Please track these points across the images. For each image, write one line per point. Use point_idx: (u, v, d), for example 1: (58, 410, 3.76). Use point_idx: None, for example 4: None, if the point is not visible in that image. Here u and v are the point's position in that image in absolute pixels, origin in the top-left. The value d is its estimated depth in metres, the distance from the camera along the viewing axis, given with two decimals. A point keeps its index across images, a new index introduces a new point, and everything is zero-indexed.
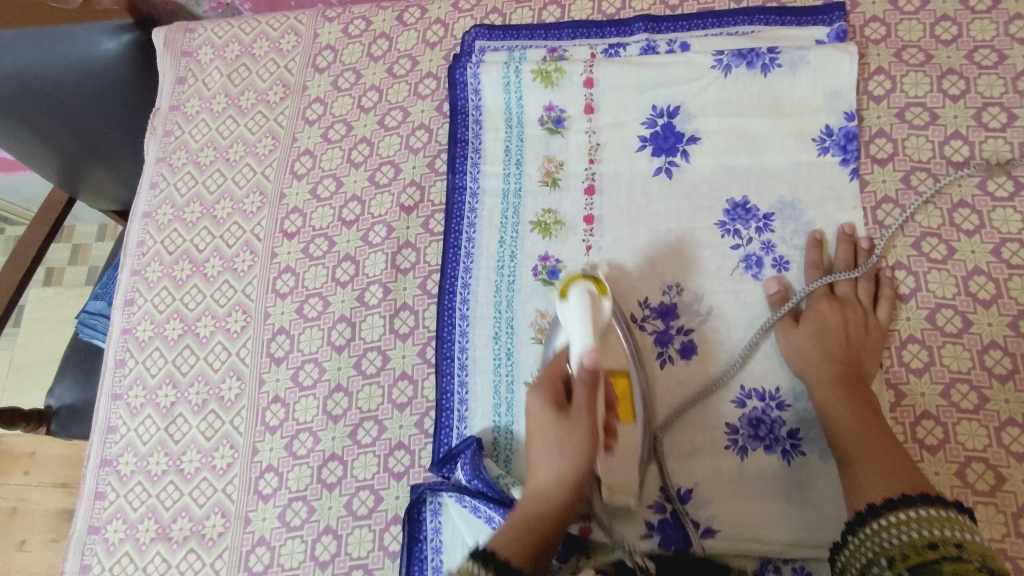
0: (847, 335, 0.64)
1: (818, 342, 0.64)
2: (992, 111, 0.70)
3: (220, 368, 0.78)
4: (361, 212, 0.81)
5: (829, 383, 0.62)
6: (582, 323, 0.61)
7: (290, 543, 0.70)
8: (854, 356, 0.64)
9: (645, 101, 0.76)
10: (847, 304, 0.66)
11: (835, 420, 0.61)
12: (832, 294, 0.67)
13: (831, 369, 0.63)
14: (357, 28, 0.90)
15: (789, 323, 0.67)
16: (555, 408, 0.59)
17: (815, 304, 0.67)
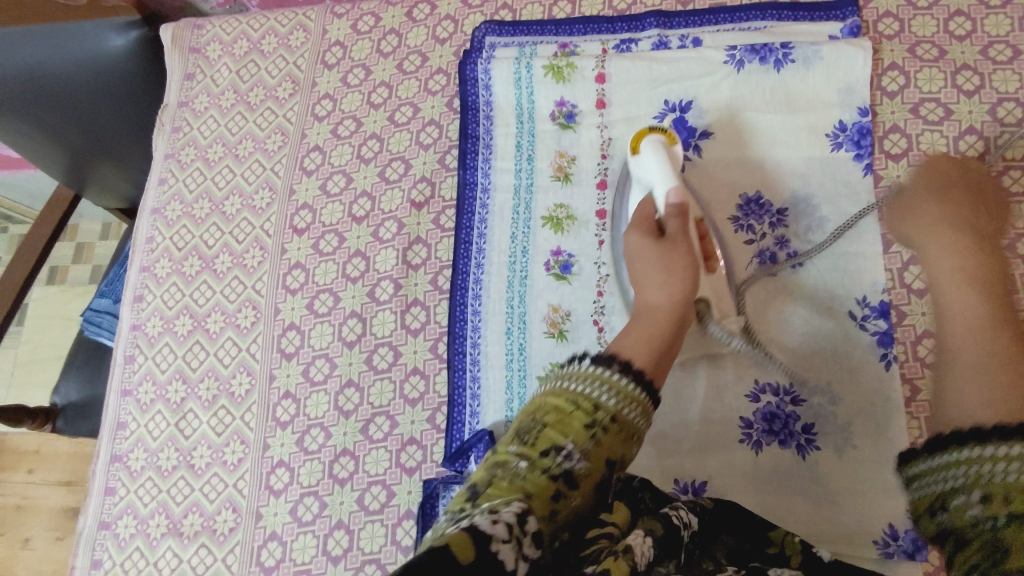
0: (974, 203, 0.57)
1: (934, 214, 0.57)
2: (1006, 106, 0.70)
3: (230, 364, 0.78)
4: (371, 208, 0.80)
5: (931, 228, 0.56)
6: (660, 166, 0.65)
7: (301, 538, 0.70)
8: (978, 223, 0.56)
9: (657, 96, 0.76)
10: (949, 180, 0.59)
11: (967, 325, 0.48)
12: (938, 171, 0.61)
13: (943, 231, 0.55)
14: (366, 25, 0.89)
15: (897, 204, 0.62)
16: (652, 237, 0.61)
17: (916, 183, 0.61)
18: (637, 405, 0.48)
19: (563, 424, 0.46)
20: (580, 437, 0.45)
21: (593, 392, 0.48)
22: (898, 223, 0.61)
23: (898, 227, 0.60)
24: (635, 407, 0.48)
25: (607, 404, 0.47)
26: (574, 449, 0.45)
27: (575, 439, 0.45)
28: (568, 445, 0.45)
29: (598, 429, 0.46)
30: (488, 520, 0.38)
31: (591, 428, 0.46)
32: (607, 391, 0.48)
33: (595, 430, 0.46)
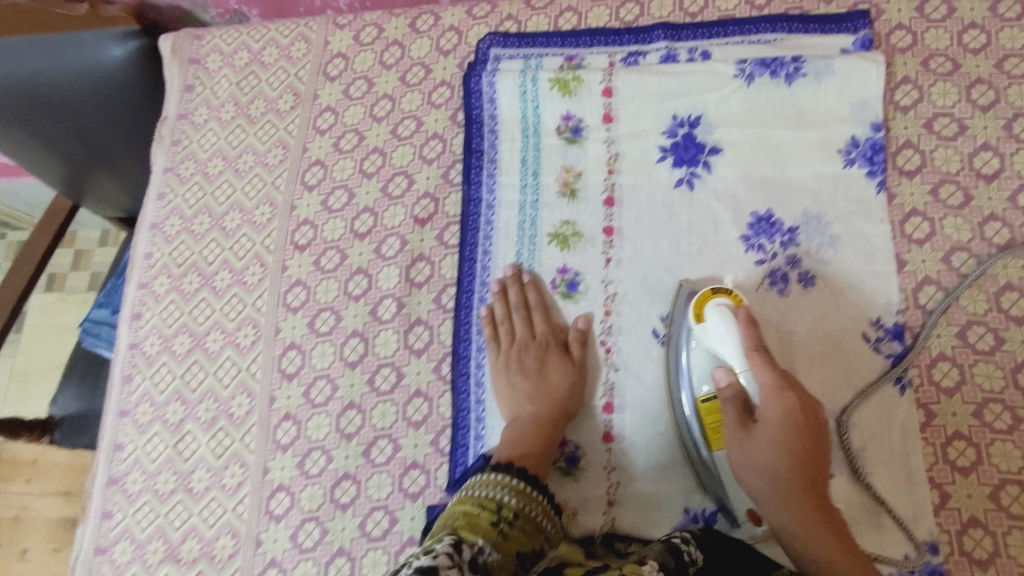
0: (804, 445, 0.54)
1: (771, 461, 0.54)
2: (1022, 122, 0.69)
3: (230, 384, 0.77)
4: (373, 224, 0.79)
5: (780, 497, 0.54)
6: (732, 335, 0.58)
7: (302, 565, 0.68)
8: (813, 497, 0.54)
9: (665, 110, 0.74)
10: (801, 426, 0.54)
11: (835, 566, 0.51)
12: (785, 414, 0.54)
13: (804, 524, 0.53)
14: (369, 36, 0.88)
15: (739, 438, 0.56)
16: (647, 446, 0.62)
17: (765, 424, 0.55)
18: (533, 497, 0.57)
19: (473, 525, 0.51)
20: (490, 529, 0.51)
21: (496, 494, 0.56)
22: (739, 461, 0.56)
23: (739, 473, 0.57)
24: (532, 499, 0.57)
25: (510, 503, 0.55)
26: (487, 543, 0.49)
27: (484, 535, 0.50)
28: (482, 540, 0.49)
29: (504, 524, 0.52)
30: (429, 557, 0.44)
31: (497, 523, 0.52)
32: (503, 492, 0.56)
33: (503, 525, 0.52)
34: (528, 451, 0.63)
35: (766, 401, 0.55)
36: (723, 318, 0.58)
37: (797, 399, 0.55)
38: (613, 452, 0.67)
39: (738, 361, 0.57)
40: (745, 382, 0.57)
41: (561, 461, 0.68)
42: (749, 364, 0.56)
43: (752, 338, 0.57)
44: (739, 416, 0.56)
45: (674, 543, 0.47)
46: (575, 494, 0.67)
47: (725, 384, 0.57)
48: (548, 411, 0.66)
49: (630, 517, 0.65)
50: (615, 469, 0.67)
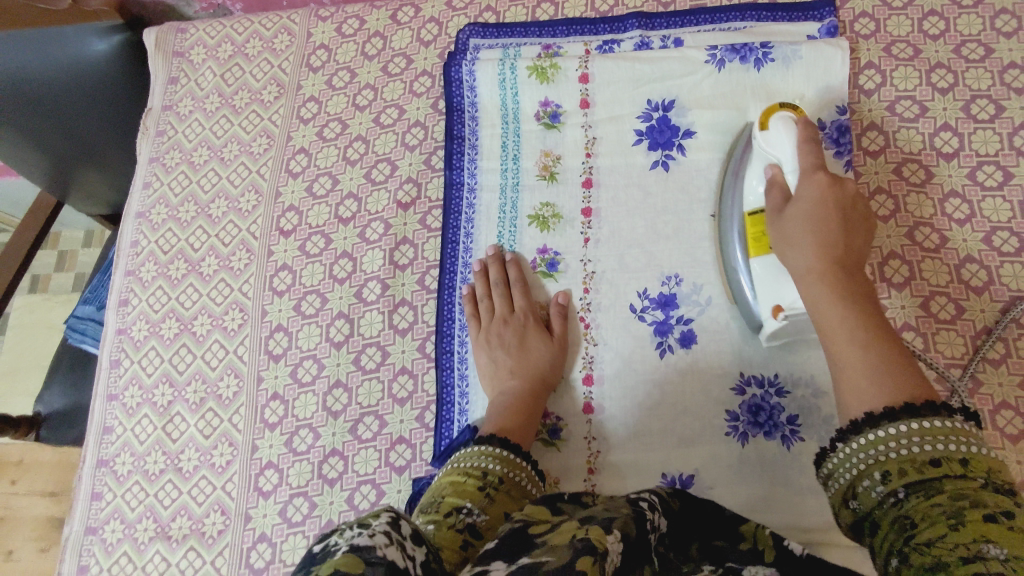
0: (842, 258, 0.54)
1: (805, 261, 0.55)
2: (979, 103, 0.72)
3: (218, 366, 0.78)
4: (357, 209, 0.81)
5: (808, 280, 0.54)
6: (792, 143, 0.61)
7: (291, 539, 0.70)
8: (855, 275, 0.54)
9: (641, 95, 0.77)
10: (833, 195, 0.57)
11: (810, 285, 0.54)
12: (819, 192, 0.58)
13: (820, 263, 0.54)
14: (351, 28, 0.90)
15: (777, 229, 0.59)
16: (780, 200, 0.61)
17: (801, 201, 0.58)
18: (523, 470, 0.60)
19: (459, 493, 0.54)
20: (476, 496, 0.54)
21: (481, 463, 0.58)
22: (779, 241, 0.59)
23: (782, 255, 0.58)
24: (520, 472, 0.59)
25: (495, 470, 0.58)
26: (474, 507, 0.52)
27: (472, 500, 0.53)
28: (468, 504, 0.52)
29: (489, 489, 0.55)
30: None
31: (483, 489, 0.55)
32: (490, 461, 0.58)
33: (488, 490, 0.55)
34: (512, 422, 0.65)
35: (801, 182, 0.59)
36: (785, 121, 0.62)
37: (828, 176, 0.58)
38: (593, 423, 0.69)
39: (789, 159, 0.62)
40: (789, 172, 0.61)
41: (543, 432, 0.70)
42: (800, 147, 0.61)
43: (809, 134, 0.61)
44: (780, 194, 0.61)
45: (640, 507, 0.43)
46: (557, 463, 0.69)
47: (771, 175, 0.63)
48: (531, 383, 0.68)
49: (611, 485, 0.67)
50: (596, 439, 0.69)
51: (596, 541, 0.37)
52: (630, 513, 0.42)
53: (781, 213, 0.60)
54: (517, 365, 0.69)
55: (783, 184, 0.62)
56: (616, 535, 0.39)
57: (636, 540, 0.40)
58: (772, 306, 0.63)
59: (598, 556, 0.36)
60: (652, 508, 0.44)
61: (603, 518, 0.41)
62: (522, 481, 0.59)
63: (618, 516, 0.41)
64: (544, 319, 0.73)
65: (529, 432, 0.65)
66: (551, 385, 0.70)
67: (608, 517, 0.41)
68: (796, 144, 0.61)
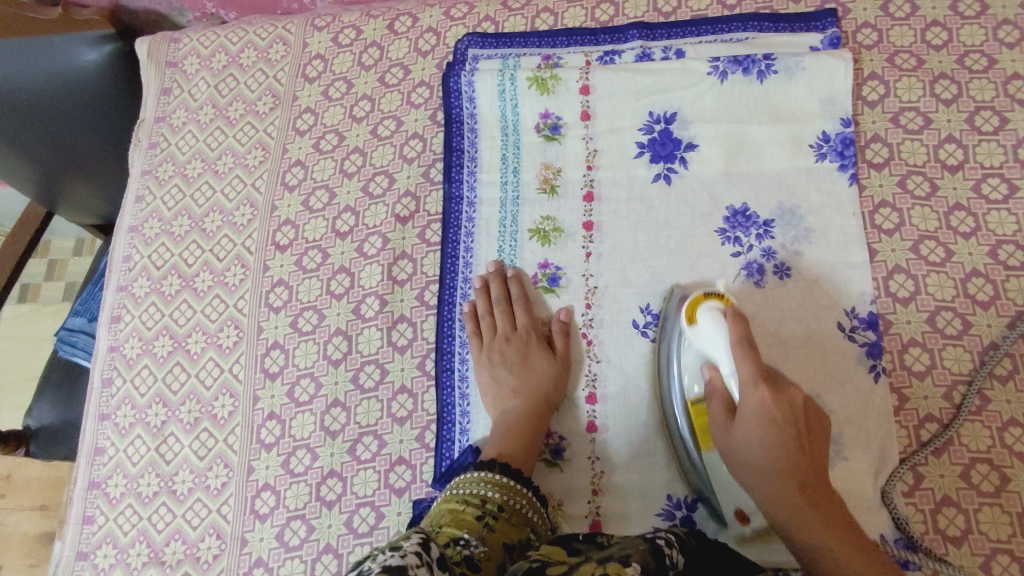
0: (799, 470, 0.52)
1: (763, 495, 0.53)
2: (983, 115, 0.71)
3: (212, 385, 0.76)
4: (355, 223, 0.79)
5: (782, 513, 0.52)
6: (725, 346, 0.55)
7: (288, 564, 0.68)
8: (814, 497, 0.52)
9: (642, 107, 0.76)
10: (776, 411, 0.52)
11: (795, 525, 0.52)
12: (762, 408, 0.52)
13: (780, 460, 0.52)
14: (347, 37, 0.88)
15: (725, 434, 0.55)
16: (726, 420, 0.55)
17: (746, 418, 0.53)
18: (521, 494, 0.58)
19: (458, 522, 0.53)
20: (475, 526, 0.53)
21: (480, 489, 0.56)
22: (730, 457, 0.55)
23: (730, 462, 0.55)
24: (520, 496, 0.57)
25: (495, 497, 0.56)
26: (472, 537, 0.52)
27: (471, 530, 0.52)
28: (466, 535, 0.51)
29: (489, 518, 0.54)
30: (397, 555, 0.40)
31: (483, 517, 0.54)
32: (488, 487, 0.57)
33: (487, 519, 0.54)
34: (514, 446, 0.63)
35: (742, 394, 0.53)
36: (715, 320, 0.56)
37: (771, 390, 0.52)
38: (597, 442, 0.68)
39: (724, 358, 0.55)
40: (727, 376, 0.55)
41: (545, 452, 0.69)
42: (734, 354, 0.54)
43: (740, 331, 0.54)
44: (724, 407, 0.55)
45: (656, 542, 0.43)
46: (560, 484, 0.68)
47: (709, 379, 0.57)
48: (532, 403, 0.67)
49: (615, 506, 0.66)
50: (599, 459, 0.67)
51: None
52: (646, 548, 0.42)
53: (728, 425, 0.55)
54: (518, 387, 0.68)
55: (724, 391, 0.56)
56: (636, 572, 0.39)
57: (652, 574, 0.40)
58: (722, 475, 0.60)
59: None
60: (669, 544, 0.44)
61: (621, 557, 0.41)
62: (523, 507, 0.57)
63: (635, 553, 0.41)
64: (546, 338, 0.72)
65: (532, 455, 0.64)
66: (554, 405, 0.68)
67: (625, 555, 0.41)
68: (729, 344, 0.55)
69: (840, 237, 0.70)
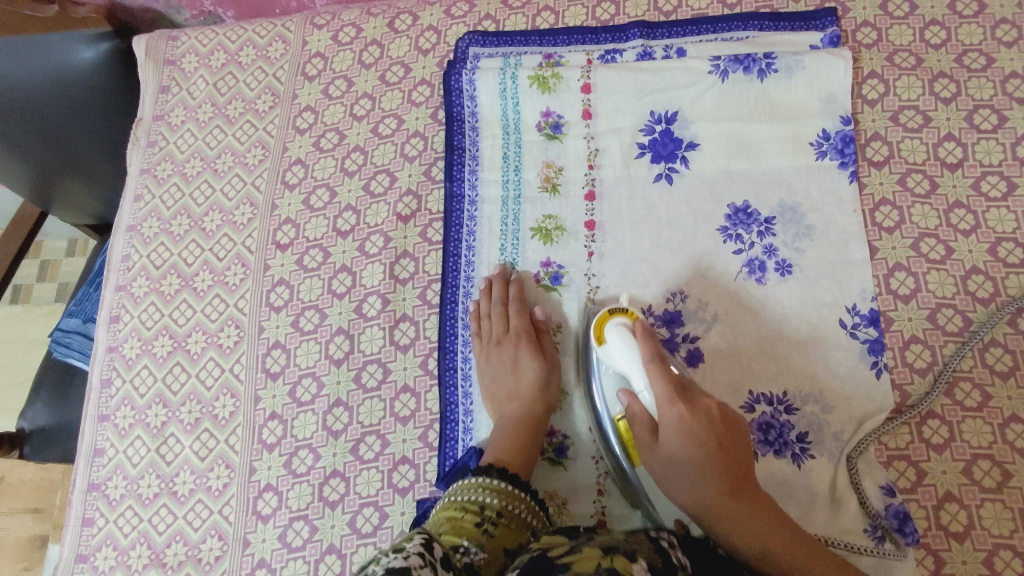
0: (728, 471, 0.55)
1: (698, 488, 0.55)
2: (982, 114, 0.72)
3: (213, 386, 0.76)
4: (356, 222, 0.79)
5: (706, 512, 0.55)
6: (638, 363, 0.59)
7: (291, 565, 0.68)
8: (737, 480, 0.55)
9: (643, 106, 0.76)
10: (695, 425, 0.55)
11: (739, 532, 0.54)
12: (681, 420, 0.55)
13: (716, 496, 0.54)
14: (347, 36, 0.88)
15: (652, 448, 0.57)
16: (648, 429, 0.57)
17: (670, 448, 0.55)
18: (521, 500, 0.58)
19: (457, 530, 0.54)
20: (473, 533, 0.54)
21: (479, 496, 0.57)
22: (658, 476, 0.57)
23: (659, 479, 0.57)
24: (520, 502, 0.58)
25: (493, 501, 0.56)
26: (470, 545, 0.53)
27: (470, 537, 0.53)
28: (464, 542, 0.52)
29: (487, 525, 0.55)
30: (399, 557, 0.41)
31: (481, 524, 0.54)
32: (487, 493, 0.57)
33: (486, 526, 0.54)
34: (512, 451, 0.63)
35: (660, 408, 0.56)
36: (624, 338, 0.61)
37: (687, 407, 0.55)
38: (600, 441, 0.68)
39: (639, 372, 0.59)
40: (645, 396, 0.58)
41: (549, 452, 0.69)
42: (649, 371, 0.58)
43: (651, 349, 0.59)
44: (648, 431, 0.57)
45: (660, 542, 0.44)
46: (564, 483, 0.67)
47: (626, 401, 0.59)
48: (530, 406, 0.67)
49: (620, 506, 0.66)
50: (603, 458, 0.67)
51: (621, 567, 0.38)
52: (652, 546, 0.43)
53: (654, 443, 0.57)
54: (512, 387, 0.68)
55: (646, 416, 0.58)
56: (641, 565, 0.39)
57: (660, 572, 0.41)
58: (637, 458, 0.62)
59: None
60: (672, 544, 0.45)
61: (627, 550, 0.41)
62: (524, 512, 0.57)
63: (641, 550, 0.42)
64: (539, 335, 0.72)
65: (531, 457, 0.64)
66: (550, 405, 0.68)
67: (630, 549, 0.42)
68: (641, 360, 0.59)
69: (839, 237, 0.70)
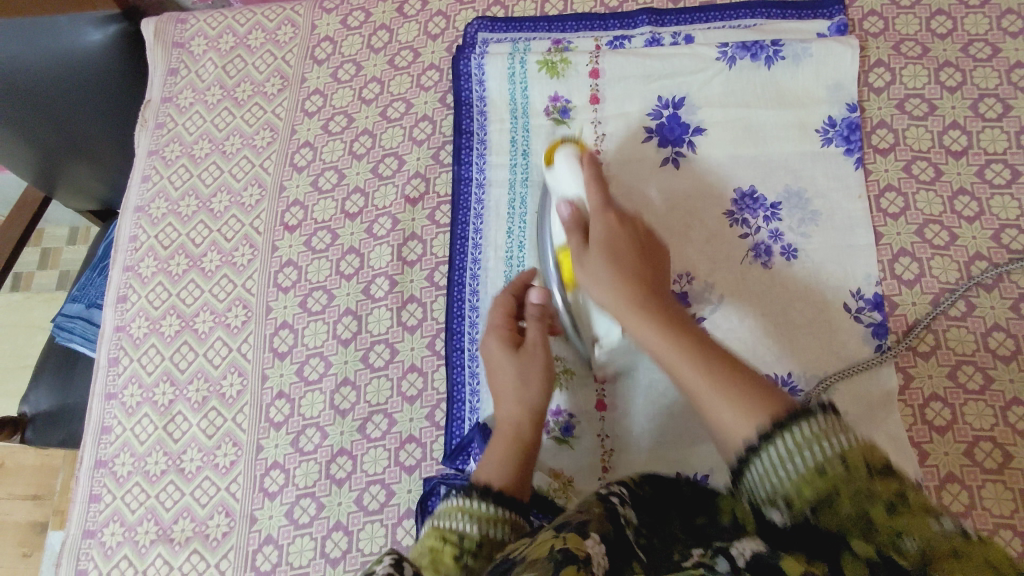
0: (642, 281, 0.57)
1: (612, 280, 0.57)
2: (987, 102, 0.73)
3: (221, 364, 0.76)
4: (364, 205, 0.79)
5: (626, 304, 0.55)
6: (578, 177, 0.66)
7: (298, 541, 0.68)
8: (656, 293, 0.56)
9: (651, 92, 0.77)
10: (624, 231, 0.61)
11: (650, 339, 0.51)
12: (610, 229, 0.61)
13: (625, 287, 0.55)
14: (356, 20, 0.89)
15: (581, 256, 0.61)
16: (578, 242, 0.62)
17: (597, 236, 0.61)
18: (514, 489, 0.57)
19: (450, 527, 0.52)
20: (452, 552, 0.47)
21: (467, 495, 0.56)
22: (583, 272, 0.60)
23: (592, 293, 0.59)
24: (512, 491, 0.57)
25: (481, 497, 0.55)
26: None
27: None
28: None
29: None
30: None
31: None
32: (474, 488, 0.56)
33: None
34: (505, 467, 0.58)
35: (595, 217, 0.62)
36: (571, 158, 0.68)
37: (616, 215, 0.62)
38: (606, 421, 0.69)
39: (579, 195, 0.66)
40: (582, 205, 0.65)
41: (555, 431, 0.69)
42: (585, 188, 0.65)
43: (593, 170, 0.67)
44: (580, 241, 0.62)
45: (611, 502, 0.46)
46: (569, 462, 0.68)
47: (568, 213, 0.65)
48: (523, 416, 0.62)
49: None
50: (609, 437, 0.68)
51: (575, 547, 0.38)
52: (602, 510, 0.45)
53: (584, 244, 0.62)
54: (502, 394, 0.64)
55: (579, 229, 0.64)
56: (593, 539, 0.40)
57: (614, 537, 0.42)
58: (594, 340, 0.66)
59: (581, 563, 0.37)
60: (622, 502, 0.47)
61: (578, 523, 0.42)
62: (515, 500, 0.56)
63: (591, 518, 0.43)
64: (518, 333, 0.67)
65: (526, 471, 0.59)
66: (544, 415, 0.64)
67: (581, 521, 0.42)
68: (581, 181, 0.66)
69: (844, 222, 0.71)
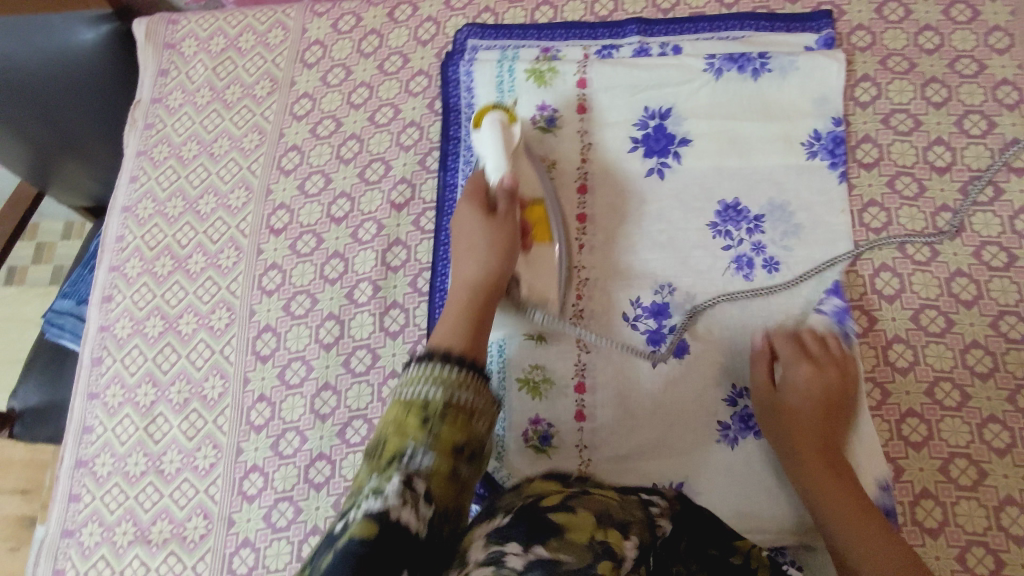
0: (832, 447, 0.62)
1: (802, 402, 0.63)
2: (972, 119, 0.73)
3: (203, 366, 0.76)
4: (350, 209, 0.79)
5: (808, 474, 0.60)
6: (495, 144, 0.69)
7: (275, 545, 0.68)
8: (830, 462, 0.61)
9: (638, 102, 0.77)
10: (824, 379, 0.64)
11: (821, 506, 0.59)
12: (809, 378, 0.64)
13: (812, 458, 0.61)
14: (346, 24, 0.89)
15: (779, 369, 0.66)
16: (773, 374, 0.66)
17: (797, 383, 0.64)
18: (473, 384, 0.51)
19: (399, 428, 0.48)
20: (419, 433, 0.48)
21: (422, 389, 0.50)
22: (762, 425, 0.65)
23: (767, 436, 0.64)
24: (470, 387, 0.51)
25: (437, 397, 0.49)
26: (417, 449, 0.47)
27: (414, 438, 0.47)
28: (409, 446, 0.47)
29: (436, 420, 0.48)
30: (377, 501, 0.43)
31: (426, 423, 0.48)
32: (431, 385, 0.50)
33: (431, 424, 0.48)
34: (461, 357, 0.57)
35: (791, 369, 0.65)
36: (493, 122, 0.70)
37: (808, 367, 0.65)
38: (585, 431, 0.69)
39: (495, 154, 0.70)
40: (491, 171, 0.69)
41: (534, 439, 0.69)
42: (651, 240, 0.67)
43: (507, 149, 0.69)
44: (766, 374, 0.66)
45: (651, 510, 0.48)
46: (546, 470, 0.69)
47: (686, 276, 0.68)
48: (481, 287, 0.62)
49: None
50: (587, 447, 0.68)
51: (614, 545, 0.42)
52: (643, 516, 0.47)
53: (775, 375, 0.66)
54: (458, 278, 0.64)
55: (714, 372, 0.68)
56: (632, 541, 0.44)
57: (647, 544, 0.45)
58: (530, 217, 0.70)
59: (615, 561, 0.41)
60: (661, 511, 0.49)
61: (620, 520, 0.45)
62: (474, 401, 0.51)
63: (634, 521, 0.46)
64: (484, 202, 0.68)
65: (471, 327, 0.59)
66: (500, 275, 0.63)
67: (625, 520, 0.46)
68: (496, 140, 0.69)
69: (826, 235, 0.71)
